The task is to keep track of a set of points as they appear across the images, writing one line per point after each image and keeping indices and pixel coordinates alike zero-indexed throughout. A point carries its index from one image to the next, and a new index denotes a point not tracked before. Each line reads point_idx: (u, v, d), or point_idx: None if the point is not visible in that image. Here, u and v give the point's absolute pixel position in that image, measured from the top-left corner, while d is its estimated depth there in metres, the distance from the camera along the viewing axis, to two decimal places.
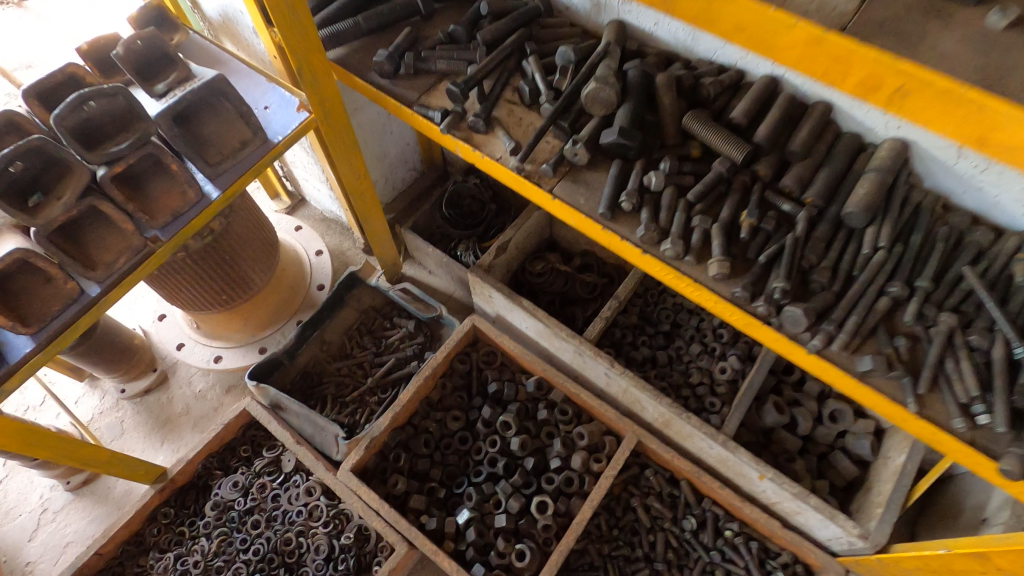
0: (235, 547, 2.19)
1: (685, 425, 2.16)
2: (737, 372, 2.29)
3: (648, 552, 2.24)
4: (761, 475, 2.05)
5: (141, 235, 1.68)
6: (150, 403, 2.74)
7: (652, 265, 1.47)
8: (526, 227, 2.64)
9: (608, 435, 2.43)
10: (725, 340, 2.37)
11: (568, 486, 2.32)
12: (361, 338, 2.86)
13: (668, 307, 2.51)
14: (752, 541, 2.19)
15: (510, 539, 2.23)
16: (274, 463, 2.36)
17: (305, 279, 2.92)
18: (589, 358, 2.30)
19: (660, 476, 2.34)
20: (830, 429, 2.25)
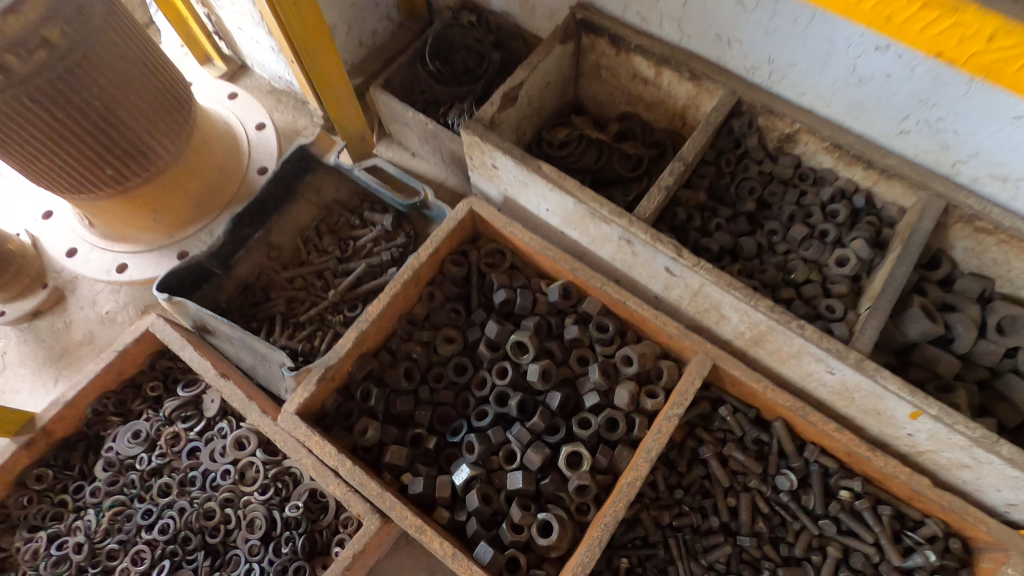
0: (134, 523, 1.53)
1: (794, 340, 1.42)
2: (863, 263, 1.54)
3: (727, 522, 1.57)
4: (915, 412, 1.33)
5: None
6: (40, 328, 2.03)
7: None
8: (542, 70, 1.83)
9: (665, 360, 1.71)
10: (841, 220, 1.61)
11: (611, 432, 1.63)
12: (321, 241, 2.11)
13: (753, 178, 1.73)
14: (881, 507, 1.51)
15: (529, 507, 1.55)
16: (194, 405, 1.67)
17: (242, 157, 2.11)
18: (643, 247, 1.54)
19: (743, 416, 1.64)
20: (999, 345, 1.52)
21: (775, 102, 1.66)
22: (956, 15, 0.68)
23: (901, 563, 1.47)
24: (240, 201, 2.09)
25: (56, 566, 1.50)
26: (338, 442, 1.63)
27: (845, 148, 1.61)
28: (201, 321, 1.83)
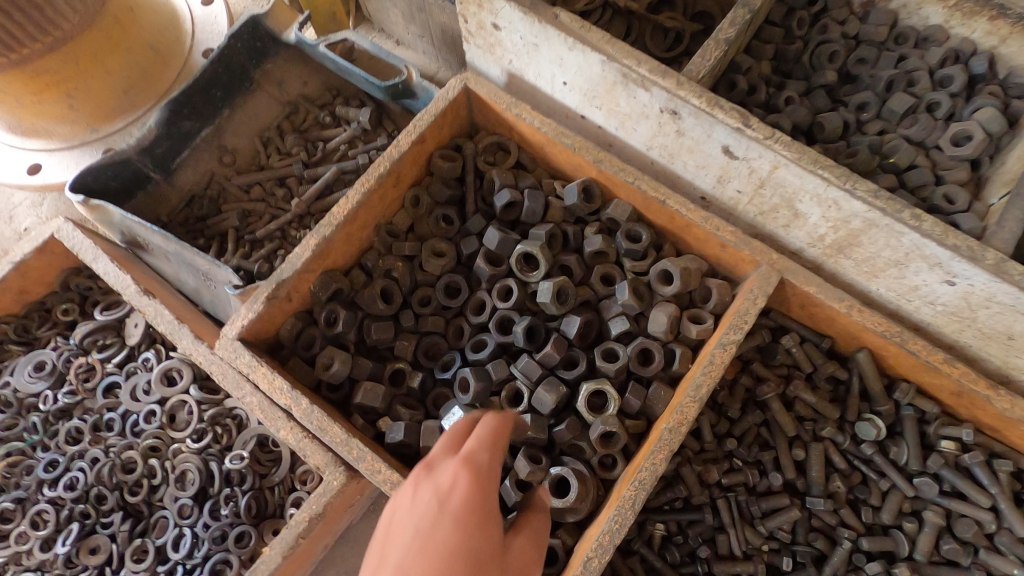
0: (34, 477, 1.20)
1: (902, 239, 1.04)
2: (991, 142, 1.14)
3: (793, 481, 1.23)
4: None
5: None
6: None
7: None
8: None
9: (714, 278, 1.34)
10: (957, 89, 1.21)
11: (644, 366, 1.27)
12: (284, 143, 1.72)
13: (836, 40, 1.31)
14: (998, 462, 1.15)
15: (540, 460, 1.21)
16: (115, 333, 1.32)
17: (184, 36, 1.70)
18: (694, 120, 1.15)
19: (814, 347, 1.27)
20: None
21: None
22: None
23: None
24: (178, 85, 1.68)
25: None
26: (297, 379, 1.28)
27: None
28: (128, 235, 1.47)
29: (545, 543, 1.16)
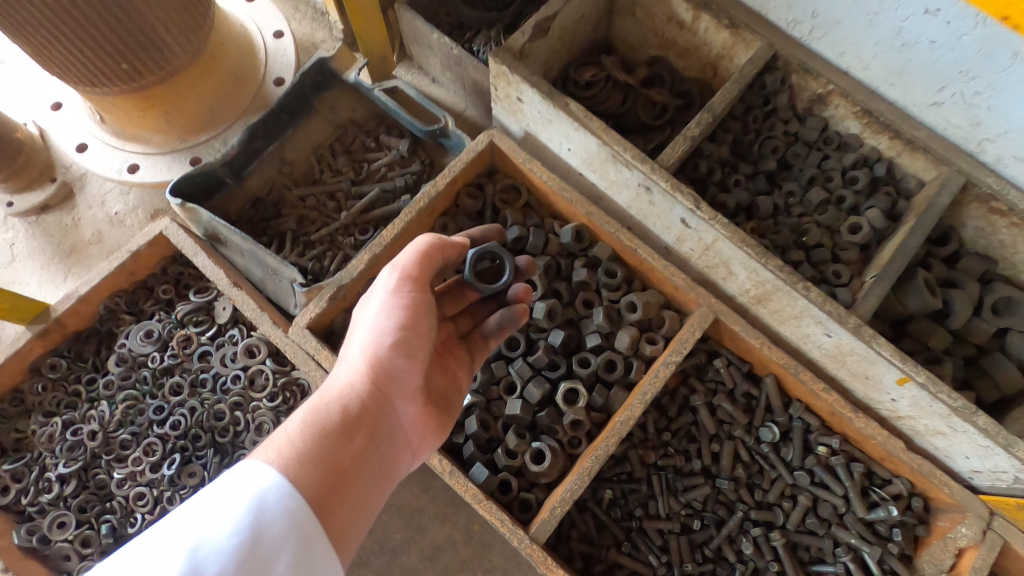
0: (146, 418, 1.59)
1: (797, 301, 1.45)
2: (878, 231, 1.57)
3: (711, 465, 1.66)
4: (903, 379, 1.39)
5: None
6: (49, 223, 2.05)
7: None
8: (578, 2, 1.76)
9: (668, 311, 1.76)
10: (860, 188, 1.62)
11: (609, 373, 1.68)
12: (335, 161, 2.09)
13: (778, 138, 1.72)
14: (853, 464, 1.60)
15: (525, 436, 1.64)
16: (206, 310, 1.70)
17: (257, 67, 2.04)
18: (662, 196, 1.54)
19: (735, 368, 1.70)
20: (993, 323, 1.57)
21: (813, 61, 1.63)
22: None
23: (866, 516, 1.57)
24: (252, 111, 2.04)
25: (71, 451, 1.57)
26: None
27: (875, 115, 1.60)
28: (211, 232, 1.83)
29: (524, 496, 1.58)
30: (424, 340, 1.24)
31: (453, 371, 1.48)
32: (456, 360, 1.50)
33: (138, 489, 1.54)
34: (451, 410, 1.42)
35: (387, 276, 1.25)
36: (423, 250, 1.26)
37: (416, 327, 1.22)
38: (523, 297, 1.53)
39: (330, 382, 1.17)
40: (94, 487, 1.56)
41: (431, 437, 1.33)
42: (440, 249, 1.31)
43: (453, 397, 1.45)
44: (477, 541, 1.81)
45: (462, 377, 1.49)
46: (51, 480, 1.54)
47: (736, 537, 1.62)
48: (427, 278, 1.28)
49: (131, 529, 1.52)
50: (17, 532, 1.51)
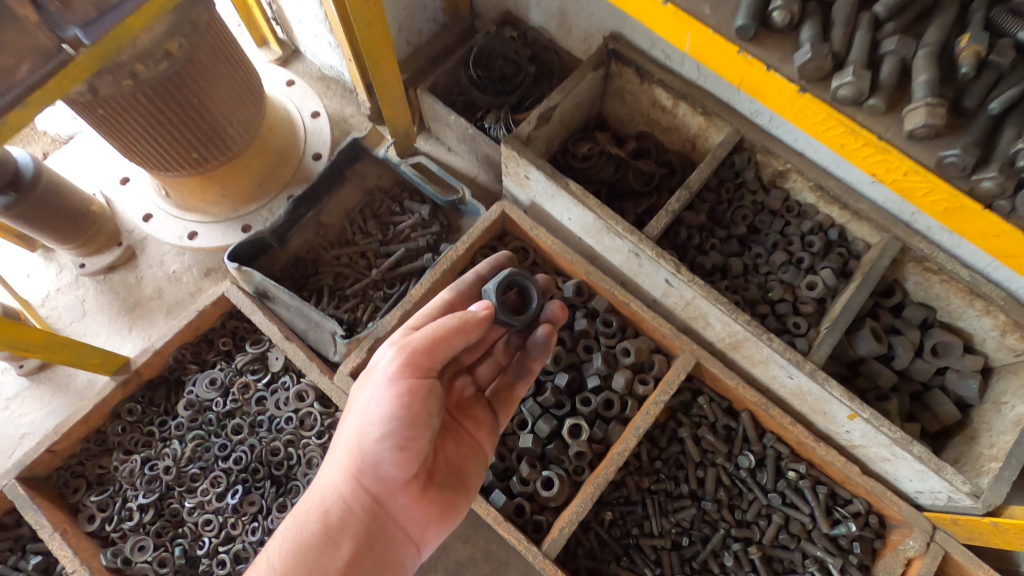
0: (212, 454, 1.86)
1: (763, 349, 1.74)
2: (831, 288, 1.86)
3: (697, 489, 1.92)
4: (852, 414, 1.67)
5: (50, 36, 1.17)
6: (115, 282, 2.34)
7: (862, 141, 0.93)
8: (575, 93, 2.08)
9: (658, 355, 2.04)
10: (816, 250, 1.92)
11: (608, 410, 1.96)
12: (365, 223, 2.38)
13: (747, 206, 2.02)
14: (818, 486, 1.86)
15: (536, 465, 1.90)
16: (261, 360, 1.98)
17: (298, 145, 2.37)
18: (649, 260, 1.84)
19: (716, 404, 1.97)
20: (931, 363, 1.85)
21: (774, 143, 1.94)
22: (885, 153, 0.91)
23: (830, 531, 1.83)
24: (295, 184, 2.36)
25: (148, 484, 1.83)
26: None
27: (826, 189, 1.90)
28: (260, 288, 2.11)
29: (536, 518, 1.84)
30: (422, 432, 1.32)
31: (475, 439, 1.61)
32: (476, 428, 1.62)
33: (207, 516, 1.80)
34: (465, 481, 1.54)
35: (386, 361, 1.32)
36: (428, 340, 1.33)
37: (412, 422, 1.30)
38: (559, 312, 1.65)
39: (325, 480, 1.33)
40: (168, 515, 1.83)
41: (436, 522, 1.44)
42: (449, 336, 1.36)
43: (470, 467, 1.57)
44: (494, 559, 2.06)
45: (484, 443, 1.62)
46: (132, 509, 1.81)
47: (720, 552, 1.87)
48: (432, 363, 1.35)
49: (200, 551, 1.78)
50: (105, 554, 1.77)
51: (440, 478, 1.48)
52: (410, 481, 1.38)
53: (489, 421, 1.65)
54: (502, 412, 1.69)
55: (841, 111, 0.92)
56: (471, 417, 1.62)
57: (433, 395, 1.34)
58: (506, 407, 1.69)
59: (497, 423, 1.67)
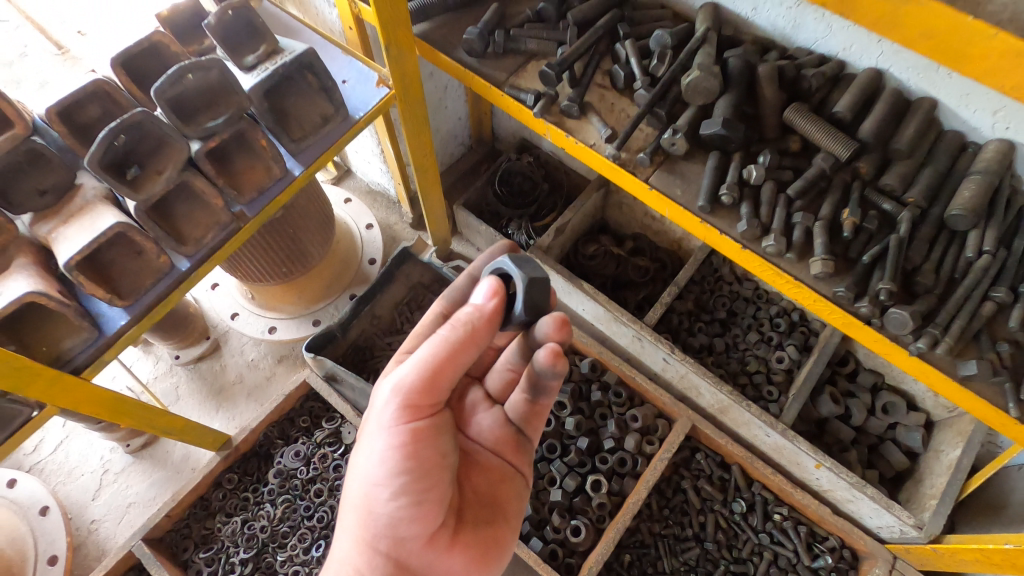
0: (299, 514, 2.27)
1: (743, 412, 2.18)
2: (796, 361, 2.33)
3: (699, 531, 2.31)
4: (818, 463, 2.10)
5: (228, 211, 1.67)
6: (203, 370, 2.78)
7: (785, 280, 1.42)
8: (583, 209, 2.61)
9: (661, 419, 2.47)
10: (782, 329, 2.40)
11: (622, 467, 2.37)
12: (411, 314, 2.86)
13: (725, 295, 2.52)
14: (799, 526, 2.25)
15: (564, 515, 2.29)
16: (335, 434, 2.41)
17: (356, 253, 2.90)
18: (649, 343, 2.31)
19: (711, 459, 2.39)
20: (882, 420, 2.29)
21: None
22: (798, 287, 1.40)
23: (811, 564, 2.20)
24: (354, 285, 2.88)
25: (247, 541, 2.22)
26: None
27: None
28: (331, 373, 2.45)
29: (567, 560, 2.22)
30: (438, 478, 1.33)
31: (506, 463, 1.61)
32: (506, 453, 1.60)
33: (296, 567, 2.18)
34: (503, 508, 1.55)
35: (382, 413, 1.30)
36: (420, 380, 1.27)
37: (423, 473, 1.30)
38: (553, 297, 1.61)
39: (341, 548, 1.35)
40: (263, 567, 2.20)
41: (478, 564, 1.43)
42: (446, 368, 1.28)
43: (505, 489, 1.58)
44: None
45: (519, 460, 1.61)
46: (234, 563, 2.19)
47: None
48: (433, 400, 1.32)
49: None
50: None
51: (474, 512, 1.49)
52: (437, 534, 1.36)
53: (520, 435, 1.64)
54: (534, 427, 1.62)
55: (769, 261, 1.43)
56: (500, 437, 1.59)
57: (435, 437, 1.33)
58: (533, 423, 1.61)
59: (529, 437, 1.63)
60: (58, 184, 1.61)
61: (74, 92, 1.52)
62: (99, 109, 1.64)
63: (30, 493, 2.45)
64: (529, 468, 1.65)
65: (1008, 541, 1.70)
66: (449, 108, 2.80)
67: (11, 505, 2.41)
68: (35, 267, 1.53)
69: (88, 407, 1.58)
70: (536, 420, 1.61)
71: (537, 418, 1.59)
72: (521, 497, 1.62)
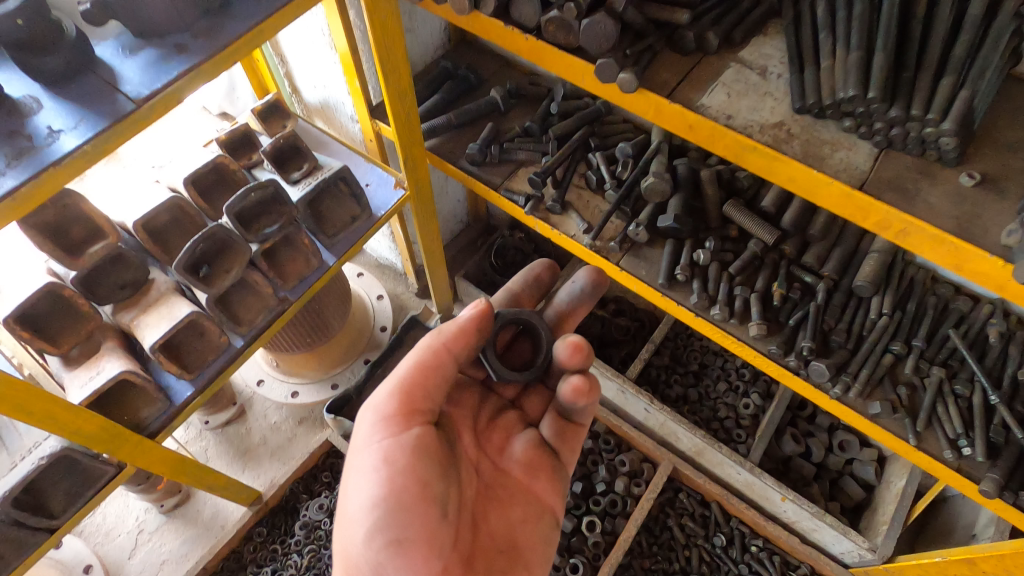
0: (324, 561, 2.51)
1: (716, 453, 2.49)
2: (761, 406, 2.66)
3: (685, 565, 2.56)
4: (784, 497, 2.39)
5: (276, 296, 2.02)
6: (229, 433, 3.05)
7: (729, 340, 1.78)
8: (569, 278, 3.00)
9: (646, 463, 2.77)
10: (747, 379, 2.75)
11: (613, 508, 2.64)
12: None
13: (696, 350, 2.87)
14: (774, 556, 2.52)
15: (563, 554, 2.54)
16: None
17: (369, 322, 3.25)
18: (632, 395, 2.64)
19: (692, 497, 2.67)
20: (840, 456, 2.60)
21: None
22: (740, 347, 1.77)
23: None
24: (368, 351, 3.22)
25: None
26: None
27: None
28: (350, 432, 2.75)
29: None
30: (422, 512, 1.29)
31: (532, 502, 1.58)
32: (530, 488, 1.58)
33: None
34: (521, 552, 1.50)
35: (361, 438, 1.35)
36: (389, 392, 1.38)
37: (403, 505, 1.27)
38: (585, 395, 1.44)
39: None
40: None
41: None
42: (413, 378, 1.41)
43: (527, 530, 1.53)
44: None
45: (545, 495, 1.59)
46: None
47: None
48: (408, 418, 1.37)
49: None
50: None
51: (487, 557, 1.45)
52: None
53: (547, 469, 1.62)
54: (567, 448, 1.67)
55: (717, 326, 1.80)
56: (525, 468, 1.59)
57: (419, 464, 1.31)
58: (569, 442, 1.67)
59: (561, 467, 1.65)
60: (136, 279, 1.96)
61: (157, 207, 1.89)
62: (167, 217, 2.01)
63: (73, 553, 2.68)
64: (558, 505, 1.60)
65: (941, 556, 1.99)
66: (450, 194, 3.22)
67: (56, 565, 2.63)
68: (120, 350, 1.86)
69: (157, 466, 1.86)
70: (578, 436, 1.68)
71: (576, 438, 1.67)
72: (549, 540, 1.56)
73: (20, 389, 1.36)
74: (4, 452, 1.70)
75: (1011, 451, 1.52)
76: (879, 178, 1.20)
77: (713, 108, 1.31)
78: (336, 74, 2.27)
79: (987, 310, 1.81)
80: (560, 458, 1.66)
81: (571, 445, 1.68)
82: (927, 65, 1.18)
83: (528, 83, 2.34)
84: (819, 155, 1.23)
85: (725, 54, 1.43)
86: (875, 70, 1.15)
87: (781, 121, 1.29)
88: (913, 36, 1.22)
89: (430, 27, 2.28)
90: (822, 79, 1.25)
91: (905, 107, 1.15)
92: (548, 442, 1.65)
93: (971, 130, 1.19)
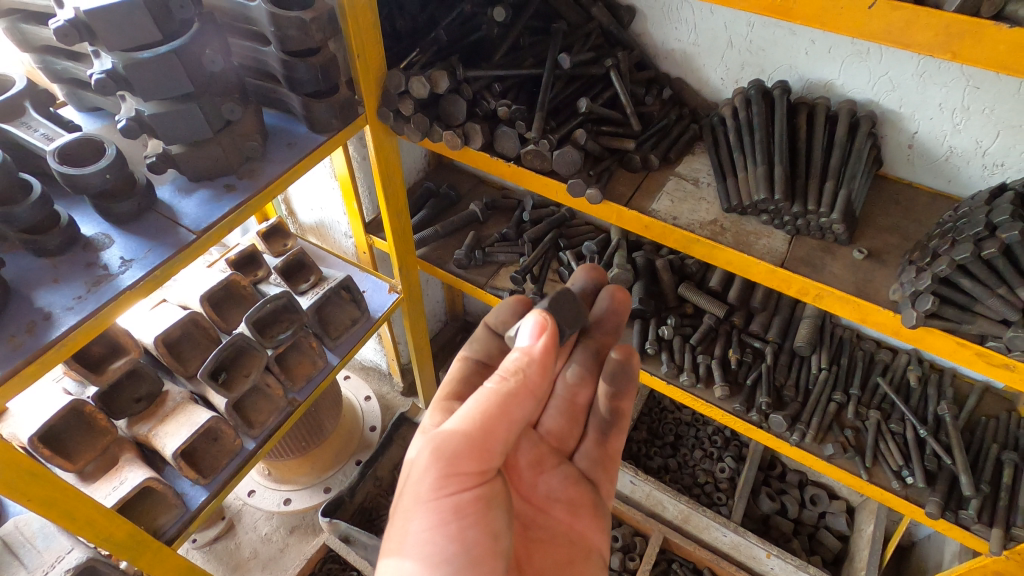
0: None
1: (701, 517, 2.66)
2: (734, 469, 2.88)
3: None
4: (768, 553, 2.54)
5: (286, 397, 2.19)
6: (218, 550, 2.99)
7: (698, 402, 2.05)
8: None
9: (637, 536, 2.89)
10: (719, 444, 2.98)
11: None
12: None
13: (670, 422, 3.10)
14: None
15: None
16: None
17: (359, 422, 3.35)
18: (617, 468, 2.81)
19: (685, 566, 2.79)
20: (813, 510, 2.80)
21: None
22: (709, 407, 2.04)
23: None
24: (358, 451, 3.30)
25: None
26: None
27: None
28: (345, 535, 2.76)
29: None
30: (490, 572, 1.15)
31: (574, 539, 1.52)
32: (573, 525, 1.53)
33: None
34: None
35: (431, 479, 1.13)
36: (472, 442, 1.12)
37: (474, 560, 1.13)
38: (626, 354, 1.55)
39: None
40: None
41: None
42: (494, 428, 1.13)
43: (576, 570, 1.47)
44: None
45: (589, 533, 1.53)
46: None
47: None
48: (484, 470, 1.16)
49: None
50: None
51: None
52: None
53: (588, 505, 1.56)
54: (605, 477, 1.63)
55: (687, 391, 2.07)
56: (564, 503, 1.54)
57: (489, 509, 1.18)
58: (606, 470, 1.64)
59: (601, 504, 1.58)
60: (152, 391, 2.09)
61: (177, 324, 2.08)
62: (180, 332, 2.17)
63: None
64: (601, 543, 1.54)
65: None
66: (431, 295, 3.50)
67: None
68: (138, 460, 1.95)
69: None
70: (611, 462, 1.65)
71: (612, 462, 1.66)
72: None
73: (67, 493, 1.46)
74: (22, 571, 1.71)
75: (944, 475, 1.80)
76: (793, 257, 1.55)
77: (661, 212, 1.67)
78: (334, 198, 2.60)
79: (905, 359, 2.16)
80: (597, 486, 1.61)
81: (607, 471, 1.65)
82: (815, 172, 1.58)
83: (501, 196, 2.73)
84: (747, 242, 1.58)
85: (665, 170, 1.82)
86: (778, 179, 1.54)
87: (715, 219, 1.65)
88: (802, 152, 1.63)
89: (415, 154, 2.67)
90: (740, 187, 1.63)
91: (804, 204, 1.53)
92: (585, 474, 1.60)
93: (854, 217, 1.58)
